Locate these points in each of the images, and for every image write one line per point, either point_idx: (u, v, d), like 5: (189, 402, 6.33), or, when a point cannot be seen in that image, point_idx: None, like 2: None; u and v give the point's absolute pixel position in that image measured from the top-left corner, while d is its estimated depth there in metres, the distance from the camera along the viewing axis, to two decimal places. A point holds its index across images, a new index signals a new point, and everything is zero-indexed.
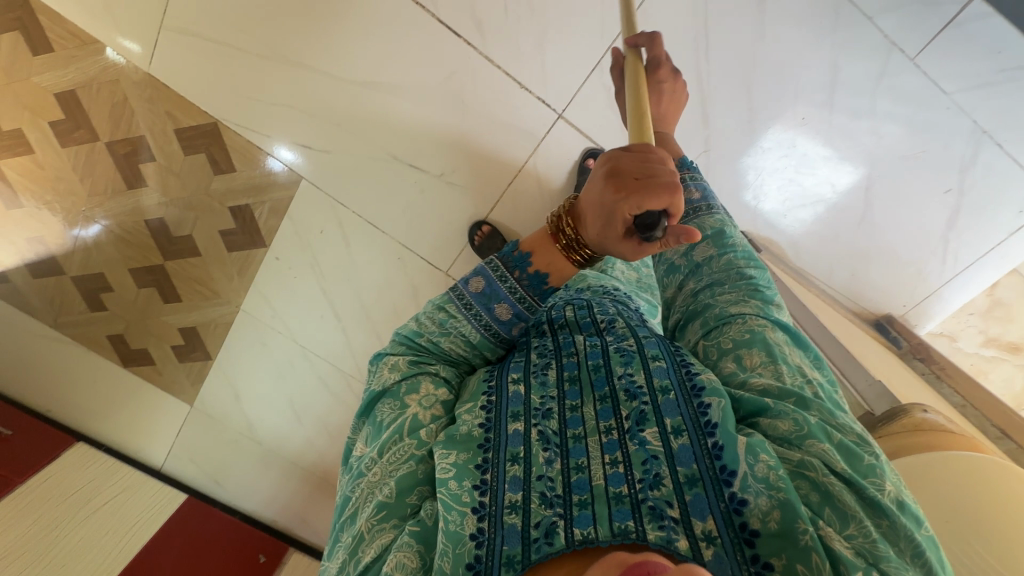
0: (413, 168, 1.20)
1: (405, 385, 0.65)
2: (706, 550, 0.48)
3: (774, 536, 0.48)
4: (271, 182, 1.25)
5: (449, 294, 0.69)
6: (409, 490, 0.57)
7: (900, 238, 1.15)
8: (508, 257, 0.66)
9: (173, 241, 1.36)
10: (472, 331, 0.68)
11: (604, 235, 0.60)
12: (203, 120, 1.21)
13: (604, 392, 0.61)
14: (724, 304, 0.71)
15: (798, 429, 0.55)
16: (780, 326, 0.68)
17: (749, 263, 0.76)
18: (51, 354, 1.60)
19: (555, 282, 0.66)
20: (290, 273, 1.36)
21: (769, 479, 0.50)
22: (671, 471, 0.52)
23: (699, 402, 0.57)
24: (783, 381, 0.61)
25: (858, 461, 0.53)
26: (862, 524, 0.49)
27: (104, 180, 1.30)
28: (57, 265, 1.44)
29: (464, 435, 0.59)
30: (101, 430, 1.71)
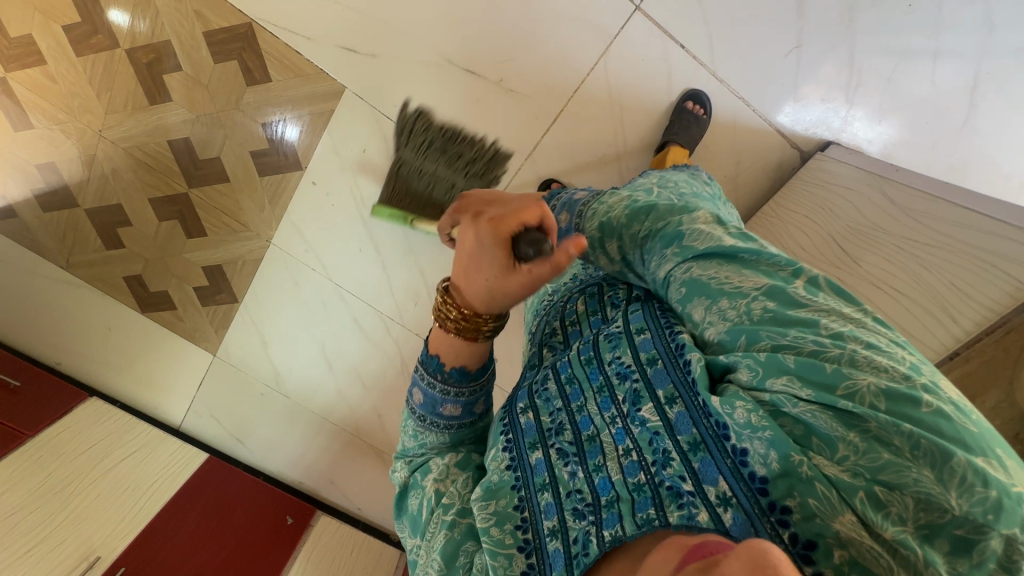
0: (468, 73, 1.09)
1: (419, 473, 0.61)
2: (726, 515, 0.38)
3: (779, 478, 0.37)
4: (309, 92, 1.14)
5: (410, 418, 0.62)
6: (455, 554, 0.52)
7: (1008, 146, 1.04)
8: (427, 363, 0.59)
9: (198, 165, 1.24)
10: (432, 436, 0.61)
11: (493, 282, 0.50)
12: (236, 21, 1.09)
13: (599, 383, 0.51)
14: (654, 270, 0.51)
15: (754, 374, 0.40)
16: (704, 240, 0.48)
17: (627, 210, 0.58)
18: (63, 300, 1.49)
19: (470, 365, 0.58)
20: (327, 199, 1.25)
21: (753, 423, 0.38)
22: (674, 443, 0.43)
23: (683, 358, 0.45)
24: (730, 323, 0.43)
25: (822, 373, 0.37)
26: (848, 440, 0.35)
27: (123, 94, 1.19)
28: (70, 196, 1.32)
29: (490, 486, 0.53)
30: (117, 385, 1.60)
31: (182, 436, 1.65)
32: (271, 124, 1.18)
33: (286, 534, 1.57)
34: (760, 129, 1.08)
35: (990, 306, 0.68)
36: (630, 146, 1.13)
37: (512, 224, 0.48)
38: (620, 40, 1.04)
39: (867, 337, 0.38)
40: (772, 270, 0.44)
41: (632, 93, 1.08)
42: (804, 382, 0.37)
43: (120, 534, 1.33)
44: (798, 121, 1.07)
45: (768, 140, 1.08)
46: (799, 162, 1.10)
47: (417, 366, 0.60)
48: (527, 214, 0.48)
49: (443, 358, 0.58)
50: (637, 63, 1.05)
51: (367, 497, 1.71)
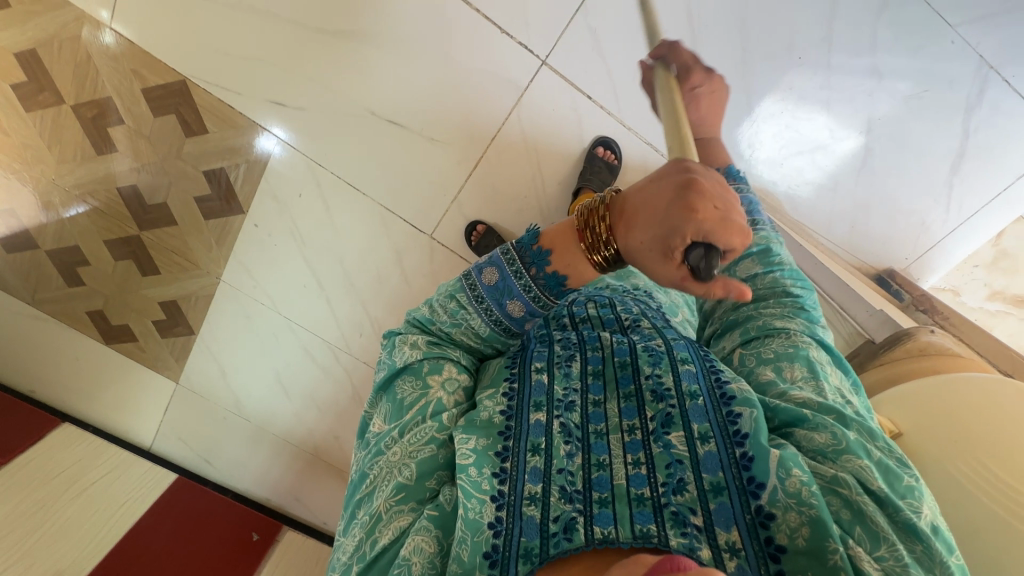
0: (391, 124, 1.15)
1: (428, 364, 0.64)
2: (729, 561, 0.46)
3: (803, 554, 0.46)
4: (244, 144, 1.20)
5: (462, 290, 0.66)
6: (429, 474, 0.57)
7: (903, 187, 1.10)
8: (528, 248, 0.63)
9: (147, 210, 1.31)
10: (482, 325, 0.66)
11: (648, 252, 0.52)
12: (171, 78, 1.15)
13: (629, 390, 0.60)
14: (770, 320, 0.72)
15: (835, 443, 0.53)
16: (825, 348, 0.70)
17: (795, 283, 0.78)
18: (32, 333, 1.57)
19: (573, 284, 0.62)
20: (270, 239, 1.32)
21: (801, 495, 0.48)
22: (696, 477, 0.51)
23: (729, 411, 0.55)
24: (824, 396, 0.61)
25: (895, 483, 0.51)
26: (893, 547, 0.46)
27: (72, 145, 1.25)
28: (31, 239, 1.40)
29: (483, 421, 0.58)
30: (90, 410, 1.69)
31: (152, 456, 1.76)
32: (261, 143, 1.20)
33: (251, 549, 1.64)
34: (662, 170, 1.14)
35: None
36: (547, 188, 1.20)
37: (703, 233, 0.48)
38: (530, 91, 1.10)
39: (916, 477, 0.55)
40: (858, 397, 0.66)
41: (547, 140, 1.15)
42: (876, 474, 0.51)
43: (87, 555, 1.39)
44: None
45: None
46: None
47: (508, 245, 0.64)
48: (722, 237, 0.48)
49: (550, 259, 0.62)
50: (547, 111, 1.12)
51: (330, 513, 1.79)
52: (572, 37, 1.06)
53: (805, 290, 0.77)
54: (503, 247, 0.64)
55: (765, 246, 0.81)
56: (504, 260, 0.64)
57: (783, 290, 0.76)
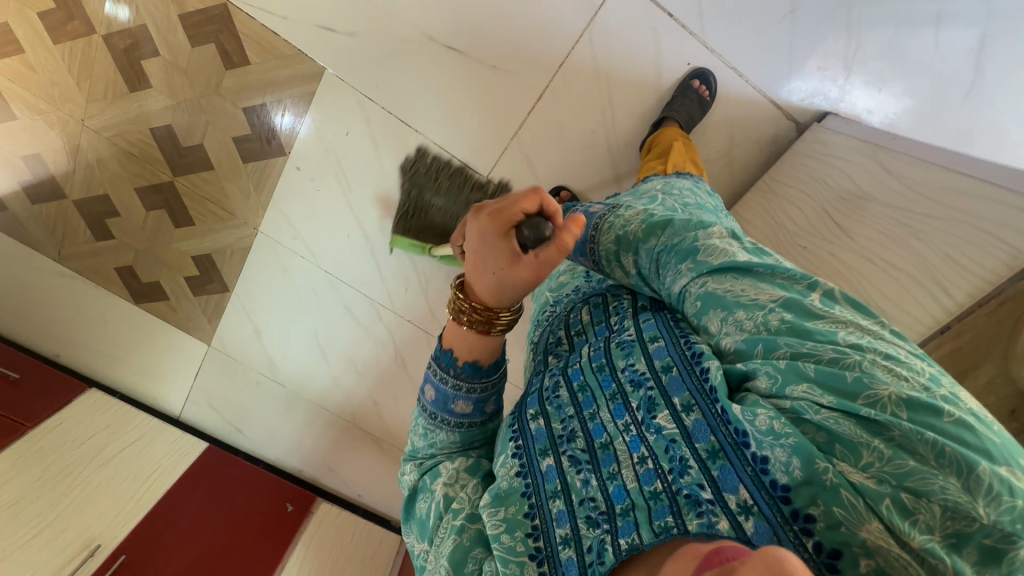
0: (449, 50, 1.06)
1: (427, 476, 0.59)
2: (747, 523, 0.38)
3: (801, 486, 0.37)
4: (288, 76, 1.12)
5: (420, 416, 0.60)
6: (463, 559, 0.51)
7: (1014, 113, 1.00)
8: (439, 358, 0.57)
9: (182, 153, 1.23)
10: (444, 436, 0.59)
11: (501, 262, 0.49)
12: (211, 3, 1.07)
13: (612, 390, 0.51)
14: (668, 286, 0.52)
15: (775, 381, 0.40)
16: (724, 267, 0.48)
17: (658, 234, 0.56)
18: (57, 293, 1.49)
19: (484, 358, 0.56)
20: (312, 184, 1.23)
21: (774, 429, 0.39)
22: (692, 451, 0.43)
23: (700, 368, 0.45)
24: (750, 330, 0.44)
25: (843, 381, 0.38)
26: (872, 446, 0.36)
27: (103, 82, 1.17)
28: (58, 188, 1.32)
29: (500, 491, 0.51)
30: (116, 376, 1.62)
31: (182, 425, 1.67)
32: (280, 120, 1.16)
33: (286, 521, 1.57)
34: (751, 100, 1.05)
35: (983, 277, 0.66)
36: (617, 123, 1.10)
37: (512, 216, 0.46)
38: (605, 10, 1.00)
39: (885, 348, 0.39)
40: (789, 283, 0.45)
41: (620, 67, 1.05)
42: (823, 390, 0.38)
43: (119, 524, 1.34)
44: (793, 92, 1.03)
45: (761, 112, 1.05)
46: (795, 135, 1.06)
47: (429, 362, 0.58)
48: (527, 203, 0.46)
49: (452, 349, 0.56)
50: (622, 33, 1.01)
51: (366, 484, 1.71)
52: None
53: (668, 225, 0.55)
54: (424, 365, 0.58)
55: (617, 234, 0.61)
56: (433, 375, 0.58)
57: (653, 251, 0.55)
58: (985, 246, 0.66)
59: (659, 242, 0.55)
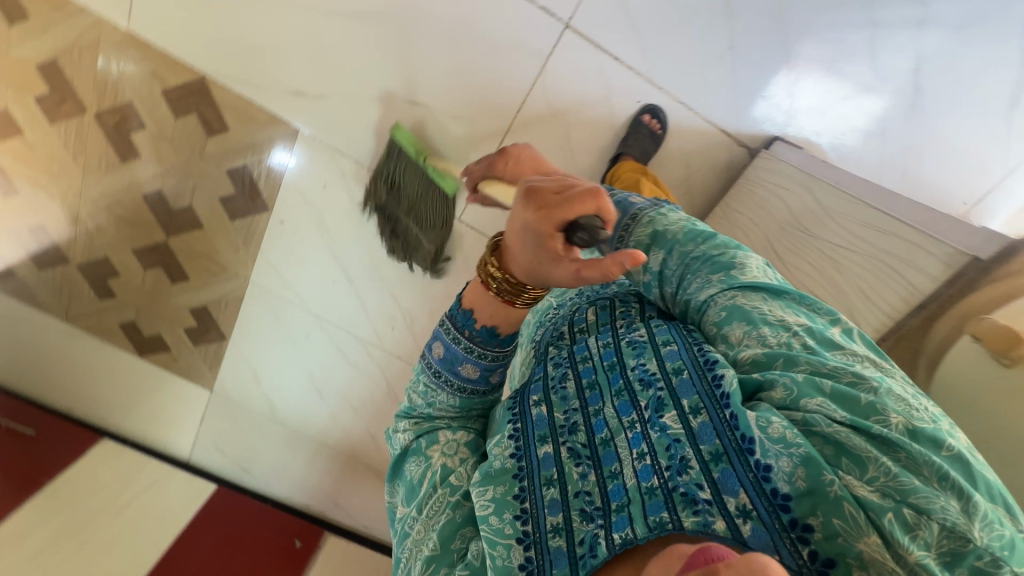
0: (413, 105, 1.13)
1: (424, 439, 0.63)
2: (744, 526, 0.43)
3: (804, 496, 0.42)
4: (266, 139, 1.19)
5: (424, 373, 0.65)
6: (451, 536, 0.55)
7: (955, 126, 1.04)
8: (457, 318, 0.61)
9: (173, 214, 1.30)
10: (450, 397, 0.63)
11: (541, 260, 0.50)
12: (190, 77, 1.14)
13: (619, 386, 0.54)
14: (693, 293, 0.57)
15: (790, 393, 0.46)
16: (755, 285, 0.54)
17: (693, 239, 0.60)
18: (67, 351, 1.57)
19: (505, 329, 0.60)
20: (297, 236, 1.30)
21: (786, 438, 0.43)
22: (695, 451, 0.47)
23: (713, 375, 0.49)
24: (769, 345, 0.50)
25: (857, 401, 0.44)
26: (879, 463, 0.41)
27: (97, 155, 1.25)
28: (62, 254, 1.40)
29: (496, 469, 0.54)
30: (126, 425, 1.69)
31: (191, 469, 1.73)
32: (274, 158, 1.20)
33: (294, 556, 1.61)
34: (703, 130, 1.09)
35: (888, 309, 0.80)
36: (577, 160, 1.15)
37: (563, 218, 0.47)
38: (554, 58, 1.06)
39: (892, 381, 0.47)
40: (813, 314, 0.53)
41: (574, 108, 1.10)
42: (836, 404, 0.45)
43: (138, 563, 1.40)
44: (741, 119, 1.08)
45: (714, 141, 1.10)
46: (749, 159, 1.11)
47: (444, 318, 0.63)
48: (580, 208, 0.46)
49: (475, 315, 0.60)
50: (573, 77, 1.07)
51: (371, 516, 1.75)
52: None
53: (711, 237, 0.60)
54: (440, 321, 0.63)
55: (654, 227, 0.62)
56: (445, 332, 0.62)
57: (689, 257, 0.59)
58: (889, 281, 0.79)
59: (695, 248, 0.59)
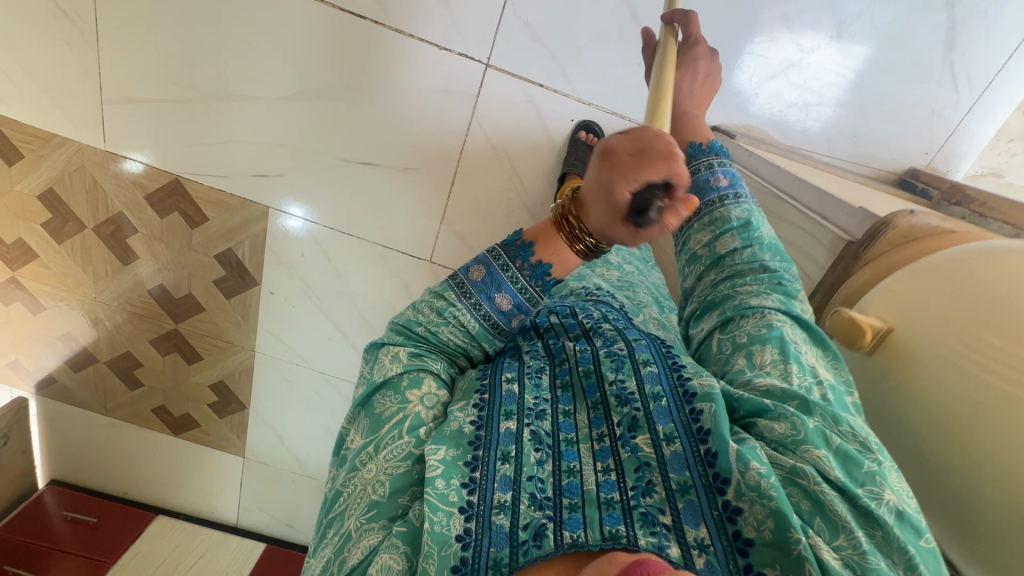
0: (365, 165, 1.19)
1: (408, 377, 0.58)
2: (698, 558, 0.46)
3: (768, 546, 0.47)
4: (242, 221, 1.28)
5: (449, 284, 0.61)
6: (401, 489, 0.52)
7: (895, 80, 1.04)
8: (512, 243, 0.60)
9: (177, 303, 1.41)
10: (472, 321, 0.61)
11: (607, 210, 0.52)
12: (165, 179, 1.25)
13: (596, 399, 0.59)
14: (744, 296, 0.67)
15: (794, 434, 0.52)
16: (801, 322, 0.65)
17: (775, 255, 0.71)
18: (112, 440, 1.70)
19: (559, 272, 0.60)
20: (288, 303, 1.38)
21: (761, 488, 0.48)
22: (663, 478, 0.51)
23: (692, 409, 0.55)
24: (790, 382, 0.58)
25: (861, 466, 0.50)
26: (851, 535, 0.46)
27: (102, 264, 1.37)
28: (91, 355, 1.53)
29: (453, 430, 0.54)
30: (175, 500, 1.81)
31: (240, 531, 1.83)
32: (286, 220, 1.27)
33: None
34: None
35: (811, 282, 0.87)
36: (528, 185, 1.19)
37: (636, 177, 0.48)
38: (483, 96, 1.11)
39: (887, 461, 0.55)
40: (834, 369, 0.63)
41: (512, 139, 1.15)
42: (835, 462, 0.50)
43: None
44: None
45: None
46: None
47: (493, 246, 0.61)
48: (651, 170, 0.48)
49: (534, 250, 0.59)
50: (505, 109, 1.12)
51: None
52: (509, 35, 1.07)
53: (783, 261, 0.71)
54: (489, 247, 0.61)
55: (747, 217, 0.74)
56: (491, 257, 0.61)
57: (761, 263, 0.70)
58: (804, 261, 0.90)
59: (769, 258, 0.71)
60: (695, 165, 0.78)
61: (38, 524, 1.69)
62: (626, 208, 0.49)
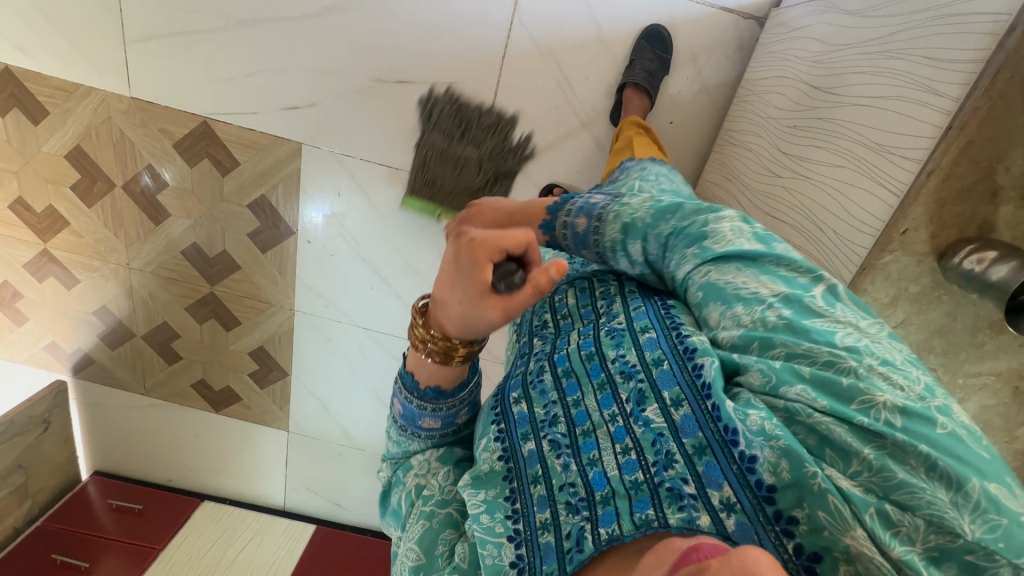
0: (401, 84, 1.12)
1: (400, 469, 0.63)
2: (728, 520, 0.41)
3: (788, 488, 0.39)
4: (273, 163, 1.21)
5: (392, 426, 0.63)
6: (434, 542, 0.54)
7: None
8: (404, 380, 0.59)
9: (212, 263, 1.35)
10: (417, 444, 0.62)
11: (468, 301, 0.48)
12: (194, 123, 1.19)
13: (601, 379, 0.52)
14: (672, 269, 0.55)
15: (769, 380, 0.43)
16: (727, 255, 0.50)
17: (668, 215, 0.55)
18: (153, 423, 1.64)
19: (448, 386, 0.58)
20: (327, 253, 1.31)
21: (766, 431, 0.41)
22: (679, 446, 0.45)
23: (694, 365, 0.47)
24: (747, 327, 0.47)
25: (838, 386, 0.40)
26: (862, 456, 0.38)
27: (134, 225, 1.32)
28: (127, 330, 1.48)
29: (484, 472, 0.53)
30: (219, 486, 1.74)
31: (289, 515, 1.75)
32: (306, 211, 1.26)
33: None
34: (704, 16, 1.04)
35: None
36: (578, 91, 1.11)
37: (493, 247, 0.46)
38: None
39: (882, 351, 0.41)
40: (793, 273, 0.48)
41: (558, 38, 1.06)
42: (818, 393, 0.41)
43: None
44: None
45: (715, 23, 1.04)
46: (759, 31, 1.04)
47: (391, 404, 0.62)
48: (513, 241, 0.46)
49: (416, 375, 0.58)
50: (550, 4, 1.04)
51: None
52: None
53: (677, 210, 0.55)
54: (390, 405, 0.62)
55: (621, 220, 0.57)
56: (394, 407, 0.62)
57: (664, 238, 0.55)
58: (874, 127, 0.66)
59: (667, 225, 0.55)
60: (557, 231, 0.61)
61: (83, 516, 1.64)
62: (493, 286, 0.46)
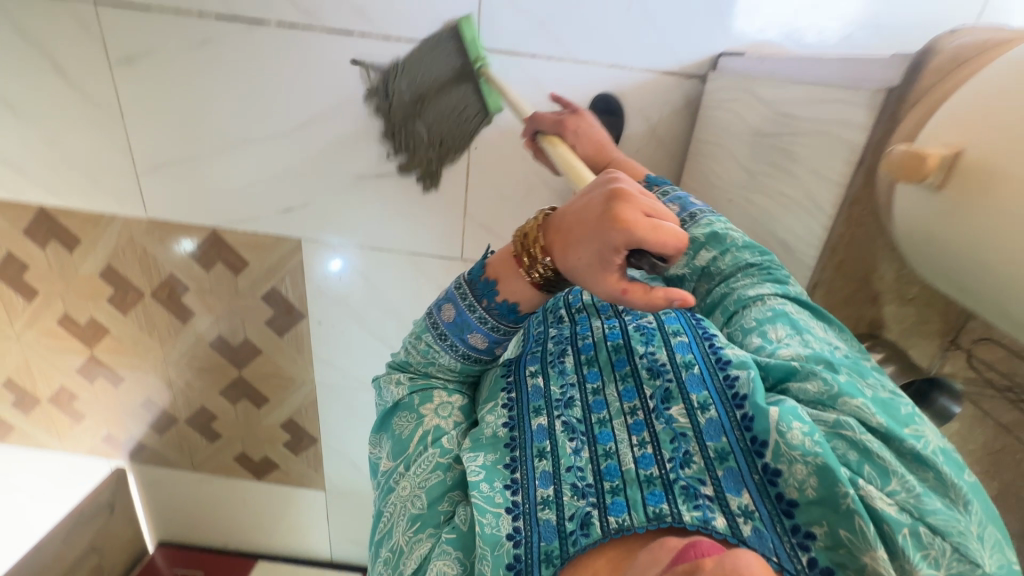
0: (380, 177, 1.22)
1: (418, 396, 0.70)
2: (744, 525, 0.51)
3: (813, 504, 0.51)
4: (278, 259, 1.33)
5: (428, 333, 0.71)
6: (440, 497, 0.62)
7: None
8: (478, 284, 0.67)
9: (236, 350, 1.48)
10: (451, 360, 0.71)
11: (592, 267, 0.56)
12: (204, 233, 1.32)
13: (625, 371, 0.66)
14: (741, 289, 0.73)
15: (828, 389, 0.57)
16: (798, 299, 0.70)
17: (755, 249, 0.76)
18: (204, 495, 1.79)
19: (523, 308, 0.66)
20: (336, 329, 1.41)
21: (805, 446, 0.52)
22: (700, 446, 0.57)
23: (727, 377, 0.61)
24: (809, 348, 0.63)
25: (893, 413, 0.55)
26: (902, 479, 0.50)
27: (165, 325, 1.46)
28: (171, 416, 1.62)
29: (489, 437, 0.64)
30: (270, 545, 1.87)
31: (336, 566, 1.87)
32: (313, 294, 1.37)
33: None
34: (650, 81, 1.10)
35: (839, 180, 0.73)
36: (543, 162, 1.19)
37: (637, 242, 0.52)
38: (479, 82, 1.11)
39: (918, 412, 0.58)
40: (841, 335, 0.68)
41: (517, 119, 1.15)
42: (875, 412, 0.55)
43: None
44: (680, 55, 1.08)
45: (660, 85, 1.11)
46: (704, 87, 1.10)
47: (432, 307, 0.71)
48: (660, 245, 0.52)
49: (499, 287, 0.66)
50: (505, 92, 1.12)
51: None
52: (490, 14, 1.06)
53: (763, 253, 0.76)
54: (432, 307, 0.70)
55: (712, 228, 0.79)
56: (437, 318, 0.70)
57: (746, 262, 0.75)
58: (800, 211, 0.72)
59: (748, 255, 0.76)
60: None
61: None
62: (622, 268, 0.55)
